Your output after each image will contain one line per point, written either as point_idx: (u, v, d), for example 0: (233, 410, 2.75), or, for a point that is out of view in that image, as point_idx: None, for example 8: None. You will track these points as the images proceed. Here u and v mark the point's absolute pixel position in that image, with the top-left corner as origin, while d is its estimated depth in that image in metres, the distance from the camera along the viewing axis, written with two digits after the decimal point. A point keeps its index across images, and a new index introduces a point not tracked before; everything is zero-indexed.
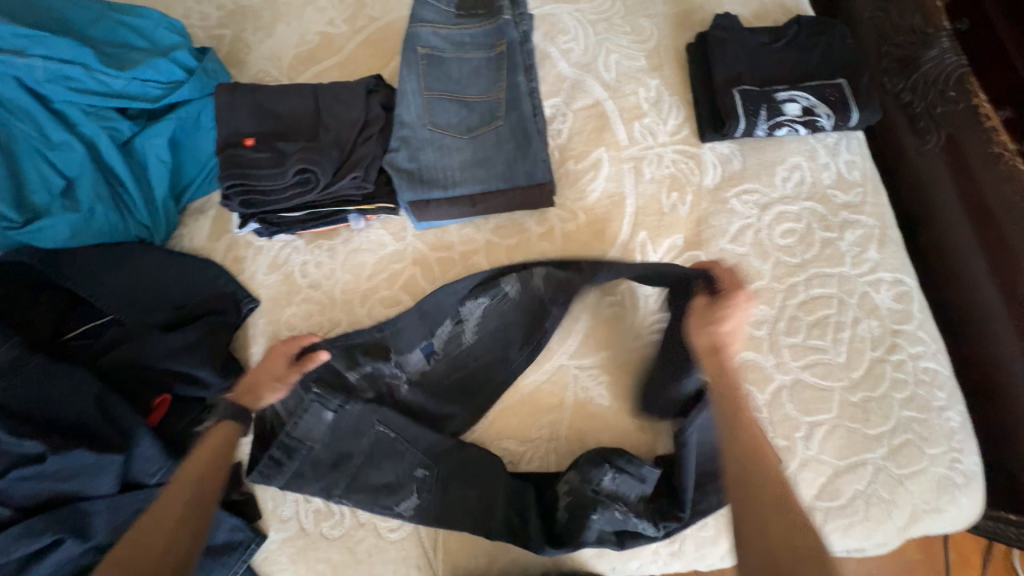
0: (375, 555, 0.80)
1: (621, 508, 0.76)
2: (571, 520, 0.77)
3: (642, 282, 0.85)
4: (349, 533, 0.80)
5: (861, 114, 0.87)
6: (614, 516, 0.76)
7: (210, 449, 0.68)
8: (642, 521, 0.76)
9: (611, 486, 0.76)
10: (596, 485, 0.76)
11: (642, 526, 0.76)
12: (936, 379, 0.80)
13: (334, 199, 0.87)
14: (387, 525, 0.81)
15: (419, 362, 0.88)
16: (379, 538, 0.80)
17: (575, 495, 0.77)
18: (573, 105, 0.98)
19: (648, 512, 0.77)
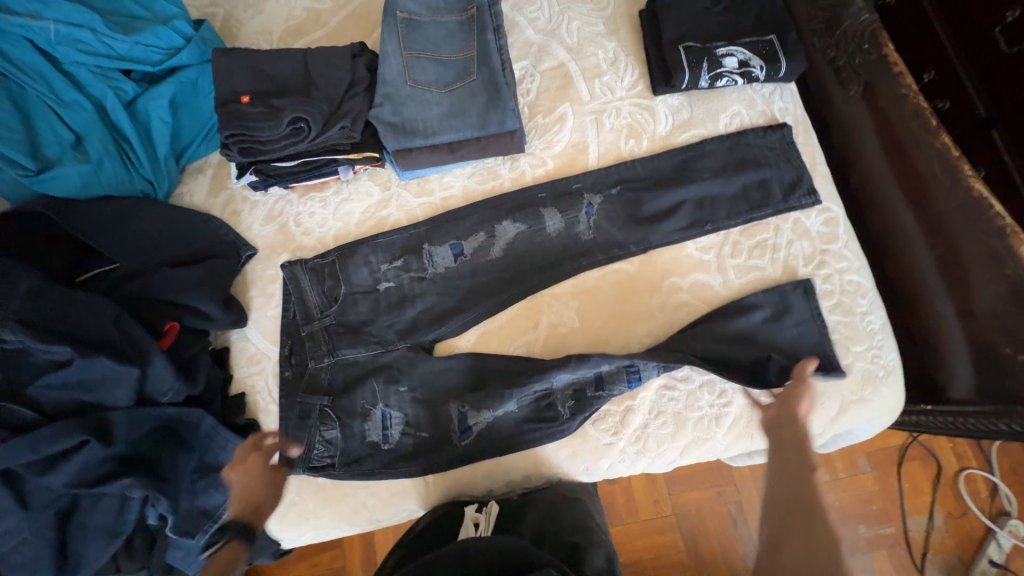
0: (375, 463, 0.90)
1: (621, 382, 0.88)
2: (575, 408, 0.89)
3: (659, 195, 0.98)
4: (347, 446, 0.90)
5: (789, 65, 0.99)
6: (609, 396, 0.88)
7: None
8: (640, 381, 0.88)
9: (606, 368, 0.87)
10: (596, 377, 0.89)
11: (647, 374, 0.87)
12: (859, 289, 0.93)
13: (324, 148, 0.95)
14: (382, 436, 0.90)
15: (448, 258, 0.97)
16: (376, 446, 0.90)
17: (577, 393, 0.89)
18: (540, 67, 1.09)
19: (653, 364, 0.87)
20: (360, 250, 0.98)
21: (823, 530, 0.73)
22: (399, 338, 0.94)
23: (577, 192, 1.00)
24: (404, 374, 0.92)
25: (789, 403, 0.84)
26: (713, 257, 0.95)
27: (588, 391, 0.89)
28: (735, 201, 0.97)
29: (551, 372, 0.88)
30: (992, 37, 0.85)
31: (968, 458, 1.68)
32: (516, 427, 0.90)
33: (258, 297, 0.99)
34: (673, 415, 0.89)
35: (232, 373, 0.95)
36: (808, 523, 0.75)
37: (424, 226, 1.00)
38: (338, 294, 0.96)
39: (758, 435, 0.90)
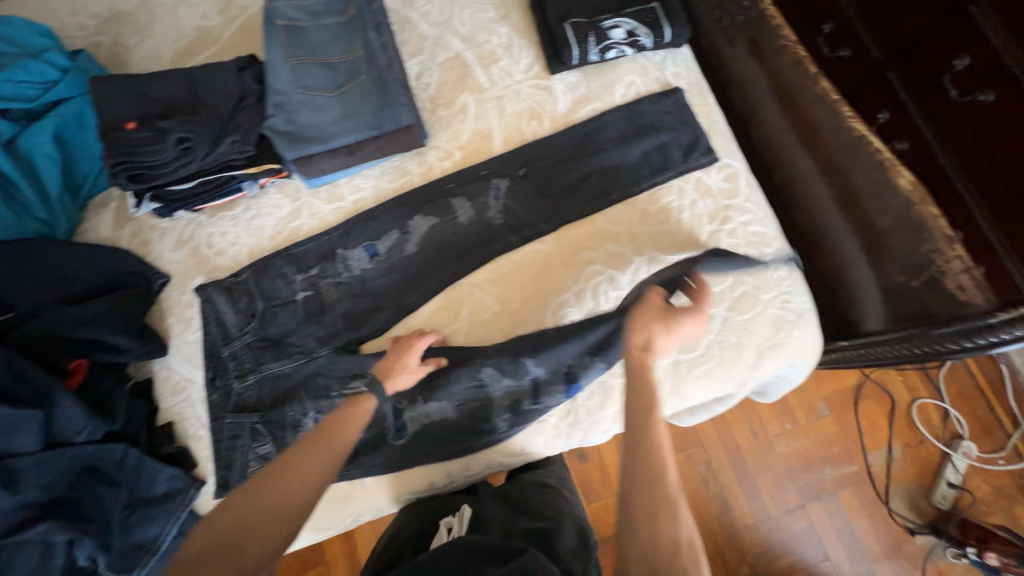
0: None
1: (556, 393, 0.89)
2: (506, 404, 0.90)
3: (565, 170, 0.99)
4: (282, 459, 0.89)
5: (673, 30, 1.01)
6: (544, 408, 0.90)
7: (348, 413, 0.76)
8: (577, 388, 0.89)
9: (543, 372, 0.89)
10: (525, 372, 0.89)
11: (585, 376, 0.89)
12: (764, 239, 0.96)
13: (219, 165, 0.94)
14: None
15: (363, 260, 0.98)
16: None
17: (508, 390, 0.90)
18: (437, 60, 1.09)
19: (589, 360, 0.88)
20: (274, 262, 0.98)
21: (666, 513, 0.62)
22: (321, 346, 0.92)
23: (485, 178, 1.00)
24: (336, 380, 0.90)
25: (636, 371, 0.73)
26: (623, 226, 0.96)
27: (517, 385, 0.90)
28: (637, 168, 0.98)
29: (477, 365, 0.90)
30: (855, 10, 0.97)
31: (919, 388, 1.74)
32: (452, 416, 0.91)
33: (175, 324, 0.98)
34: (599, 385, 0.91)
35: (158, 404, 0.93)
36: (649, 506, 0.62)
37: (336, 231, 1.00)
38: (255, 310, 0.95)
39: (685, 393, 0.92)
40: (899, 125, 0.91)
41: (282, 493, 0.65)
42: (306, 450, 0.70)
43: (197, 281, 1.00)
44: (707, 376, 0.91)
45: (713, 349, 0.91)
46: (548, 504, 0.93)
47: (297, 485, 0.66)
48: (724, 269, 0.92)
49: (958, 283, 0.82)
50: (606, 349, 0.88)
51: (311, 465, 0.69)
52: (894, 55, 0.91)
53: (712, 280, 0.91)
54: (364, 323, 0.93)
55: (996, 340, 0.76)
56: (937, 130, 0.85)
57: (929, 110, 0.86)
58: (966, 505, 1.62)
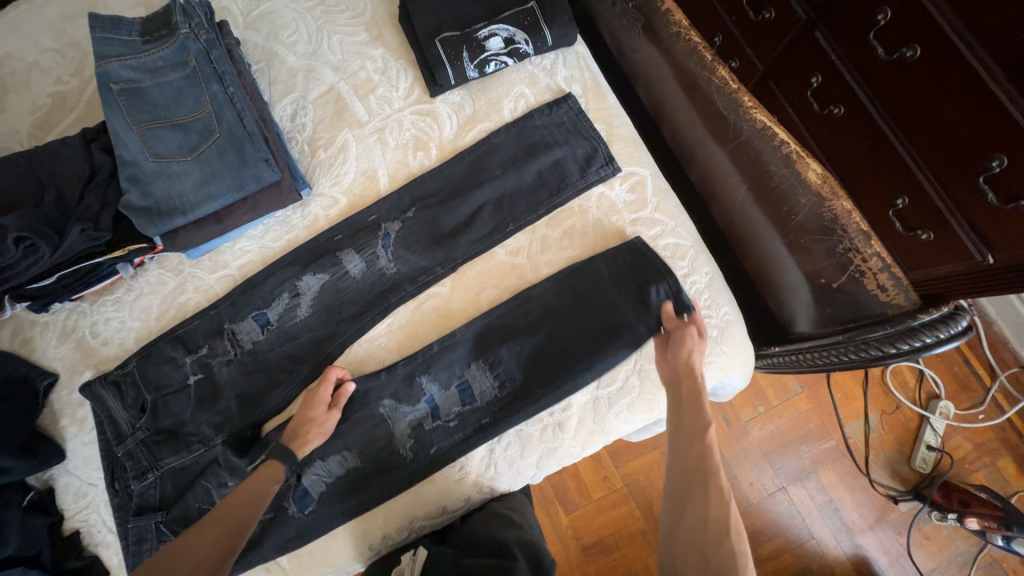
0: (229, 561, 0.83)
1: (445, 398, 0.85)
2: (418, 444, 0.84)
3: (455, 204, 0.92)
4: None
5: (554, 31, 0.91)
6: (446, 426, 0.84)
7: (251, 486, 0.74)
8: (475, 399, 0.85)
9: (438, 390, 0.85)
10: (424, 395, 0.86)
11: (478, 387, 0.85)
12: (677, 251, 0.88)
13: (78, 256, 0.86)
14: None
15: (254, 331, 0.92)
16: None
17: (417, 431, 0.84)
18: (310, 96, 1.00)
19: (478, 369, 0.86)
20: (159, 347, 0.92)
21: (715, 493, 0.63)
22: (217, 433, 0.88)
23: (373, 224, 0.93)
24: (230, 469, 0.84)
25: (677, 348, 0.76)
26: (524, 258, 0.89)
27: (426, 425, 0.84)
28: (533, 192, 0.91)
29: (387, 411, 0.85)
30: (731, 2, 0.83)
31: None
32: (365, 484, 0.84)
33: (68, 425, 0.92)
34: (516, 434, 0.85)
35: (62, 514, 0.88)
36: (701, 488, 0.64)
37: (224, 303, 0.93)
38: (145, 403, 0.90)
39: (610, 427, 0.86)
40: (839, 90, 0.72)
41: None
42: (203, 532, 0.70)
43: (86, 375, 0.94)
44: (630, 410, 0.85)
45: (632, 380, 0.85)
46: (493, 528, 0.83)
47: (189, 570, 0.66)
48: (631, 272, 0.85)
49: (879, 283, 0.77)
50: (494, 360, 0.86)
51: (206, 547, 0.68)
52: (821, 12, 0.71)
53: (616, 285, 0.86)
54: (263, 400, 0.89)
55: (918, 344, 0.71)
56: (881, 102, 0.68)
57: (873, 82, 0.68)
58: (948, 467, 1.55)
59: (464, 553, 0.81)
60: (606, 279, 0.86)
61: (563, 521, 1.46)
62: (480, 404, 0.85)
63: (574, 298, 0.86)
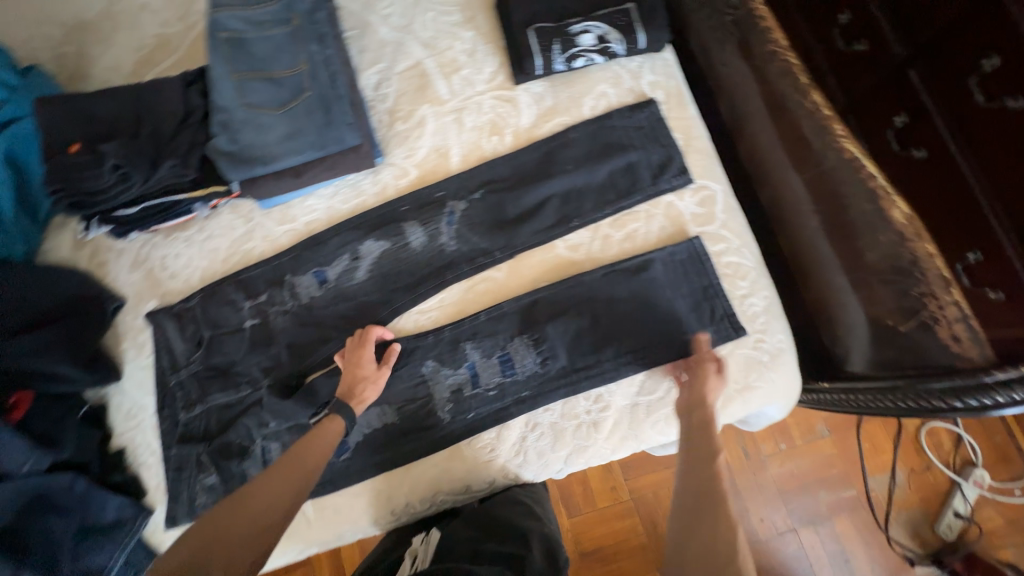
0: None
1: (489, 377, 0.87)
2: (455, 406, 0.86)
3: (523, 191, 0.93)
4: (228, 488, 0.88)
5: (648, 35, 0.91)
6: (486, 394, 0.86)
7: (315, 442, 0.74)
8: (515, 372, 0.86)
9: (479, 357, 0.88)
10: (468, 364, 0.88)
11: (520, 361, 0.87)
12: (739, 271, 0.87)
13: (162, 189, 0.91)
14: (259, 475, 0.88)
15: (312, 286, 0.95)
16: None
17: (455, 399, 0.87)
18: (396, 68, 1.02)
19: (522, 343, 0.87)
20: (223, 287, 0.96)
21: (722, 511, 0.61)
22: (264, 376, 0.92)
23: (440, 200, 0.95)
24: (274, 411, 0.88)
25: (697, 387, 0.77)
26: (584, 255, 0.89)
27: (465, 390, 0.87)
28: (602, 191, 0.91)
29: (432, 371, 0.88)
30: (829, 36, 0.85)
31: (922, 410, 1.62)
32: (400, 447, 0.87)
33: (129, 349, 0.97)
34: (550, 425, 0.85)
35: (111, 430, 0.94)
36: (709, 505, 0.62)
37: (287, 256, 0.97)
38: (202, 338, 0.95)
39: (644, 436, 0.85)
40: (926, 133, 0.74)
41: (244, 527, 0.64)
42: (266, 482, 0.69)
43: (151, 304, 0.99)
44: (667, 421, 0.85)
45: (674, 392, 0.84)
46: (512, 515, 0.83)
47: (256, 524, 0.64)
48: (684, 275, 0.86)
49: (952, 334, 0.73)
50: (539, 337, 0.87)
51: (272, 497, 0.67)
52: (922, 50, 0.74)
53: (674, 286, 0.86)
54: (312, 353, 0.92)
55: (990, 402, 0.68)
56: (971, 152, 0.69)
57: (965, 131, 0.69)
58: (974, 539, 1.48)
59: (478, 532, 0.82)
60: (659, 279, 0.87)
61: (565, 522, 1.46)
62: (521, 378, 0.86)
63: (626, 301, 0.87)
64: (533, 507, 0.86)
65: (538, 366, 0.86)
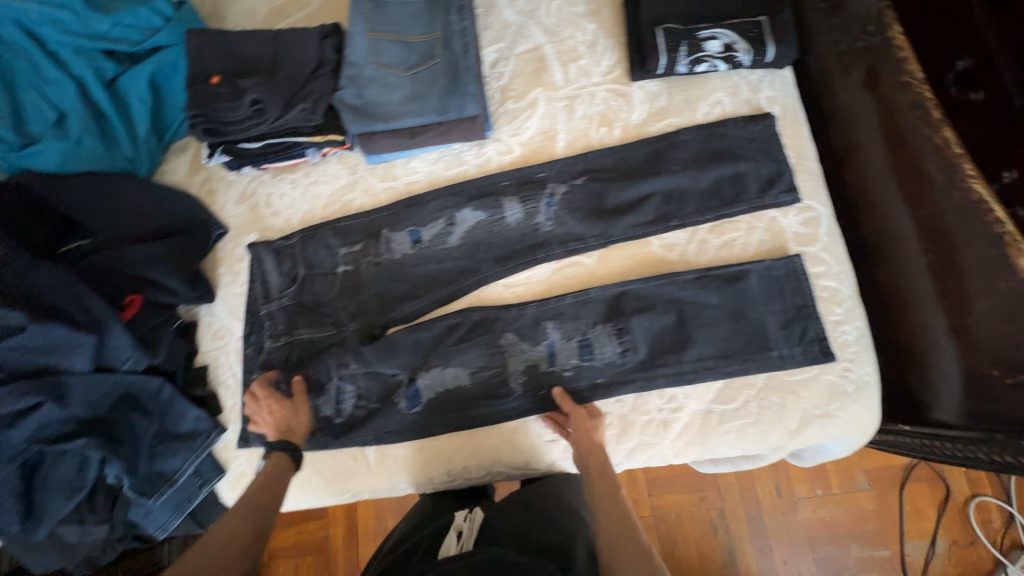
0: (328, 436, 0.91)
1: (569, 360, 0.88)
2: (530, 380, 0.88)
3: (624, 185, 0.94)
4: (300, 420, 0.92)
5: (777, 49, 0.91)
6: (561, 375, 0.87)
7: (262, 477, 0.81)
8: (594, 358, 0.87)
9: (559, 337, 0.89)
10: (546, 343, 0.89)
11: (600, 349, 0.87)
12: (835, 297, 0.85)
13: (285, 130, 0.95)
14: (332, 413, 0.92)
15: (406, 244, 0.98)
16: (328, 420, 0.92)
17: (530, 375, 0.88)
18: (515, 50, 1.06)
19: (603, 331, 0.88)
20: (322, 231, 1.01)
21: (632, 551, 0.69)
22: (350, 321, 0.96)
23: (541, 181, 0.97)
24: (356, 356, 0.92)
25: (580, 435, 0.82)
26: (678, 255, 0.90)
27: (541, 367, 0.88)
28: (705, 196, 0.91)
29: (512, 346, 0.90)
30: (945, 82, 0.88)
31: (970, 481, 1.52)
32: (467, 411, 0.88)
33: (224, 275, 1.02)
34: (619, 417, 0.86)
35: (198, 347, 0.98)
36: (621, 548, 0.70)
37: (386, 212, 1.00)
38: (297, 275, 0.99)
39: (710, 444, 0.85)
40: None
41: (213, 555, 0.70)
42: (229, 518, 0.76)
43: (251, 237, 1.04)
44: (739, 433, 0.84)
45: (751, 406, 0.83)
46: (558, 507, 0.87)
47: (220, 551, 0.71)
48: (780, 293, 0.85)
49: None
50: (623, 328, 0.88)
51: (233, 527, 0.74)
52: None
53: (767, 301, 0.85)
54: (398, 306, 0.95)
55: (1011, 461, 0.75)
56: None
57: None
58: None
59: (524, 519, 0.86)
60: (753, 291, 0.86)
61: None
62: (599, 364, 0.87)
63: (715, 309, 0.86)
64: (576, 502, 0.89)
65: (618, 359, 0.87)
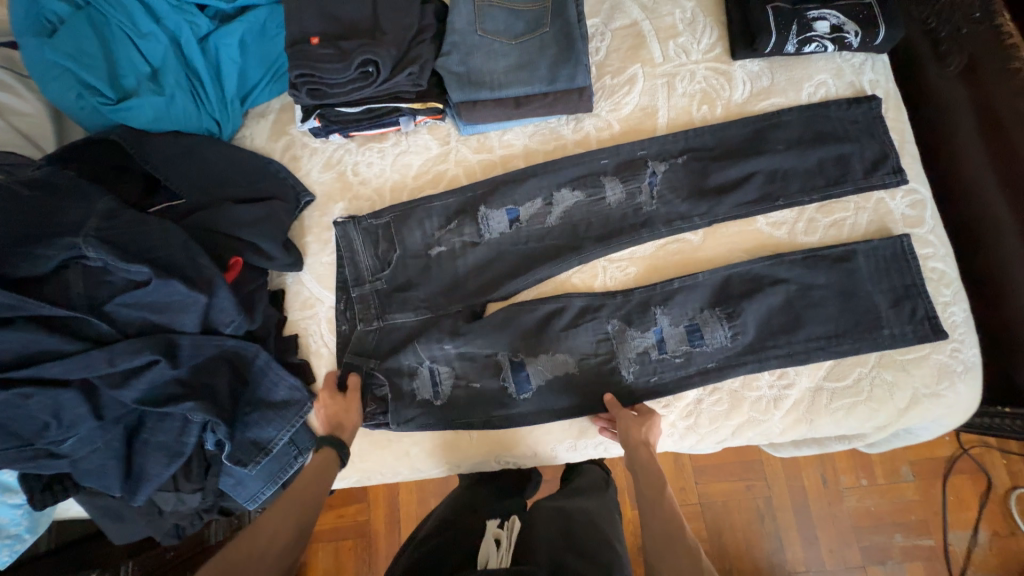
0: (428, 419, 0.90)
1: (684, 344, 0.88)
2: (642, 368, 0.88)
3: (728, 163, 0.93)
4: (396, 407, 0.90)
5: (888, 31, 0.91)
6: (672, 361, 0.88)
7: (308, 473, 0.78)
8: (705, 343, 0.87)
9: (668, 325, 0.89)
10: (654, 330, 0.89)
11: (710, 334, 0.87)
12: (944, 278, 0.86)
13: (388, 95, 0.94)
14: (429, 394, 0.91)
15: (502, 224, 0.97)
16: (427, 403, 0.91)
17: (642, 363, 0.88)
18: (611, 25, 1.04)
19: (712, 317, 0.88)
20: (416, 210, 0.98)
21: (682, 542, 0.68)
22: (449, 297, 0.95)
23: (641, 159, 0.96)
24: (454, 334, 0.91)
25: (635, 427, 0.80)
26: (785, 233, 0.90)
27: (651, 354, 0.89)
28: (812, 176, 0.91)
29: (621, 332, 0.90)
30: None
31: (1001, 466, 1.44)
32: (579, 387, 0.90)
33: (312, 244, 0.99)
34: (729, 393, 0.86)
35: (287, 315, 0.95)
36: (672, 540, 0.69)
37: (480, 184, 0.98)
38: (391, 258, 0.97)
39: (818, 422, 0.85)
40: None
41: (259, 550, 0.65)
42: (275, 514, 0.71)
43: (339, 207, 1.01)
44: (848, 411, 0.84)
45: (863, 384, 0.84)
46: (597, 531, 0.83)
47: (266, 546, 0.66)
48: (888, 272, 0.85)
49: None
50: (733, 312, 0.87)
51: (280, 524, 0.69)
52: None
53: (876, 281, 0.85)
54: (497, 283, 0.94)
55: None
56: None
57: None
58: None
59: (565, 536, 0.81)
60: (862, 271, 0.86)
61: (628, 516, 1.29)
62: (709, 350, 0.87)
63: (825, 288, 0.86)
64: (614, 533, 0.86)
65: (729, 340, 0.87)
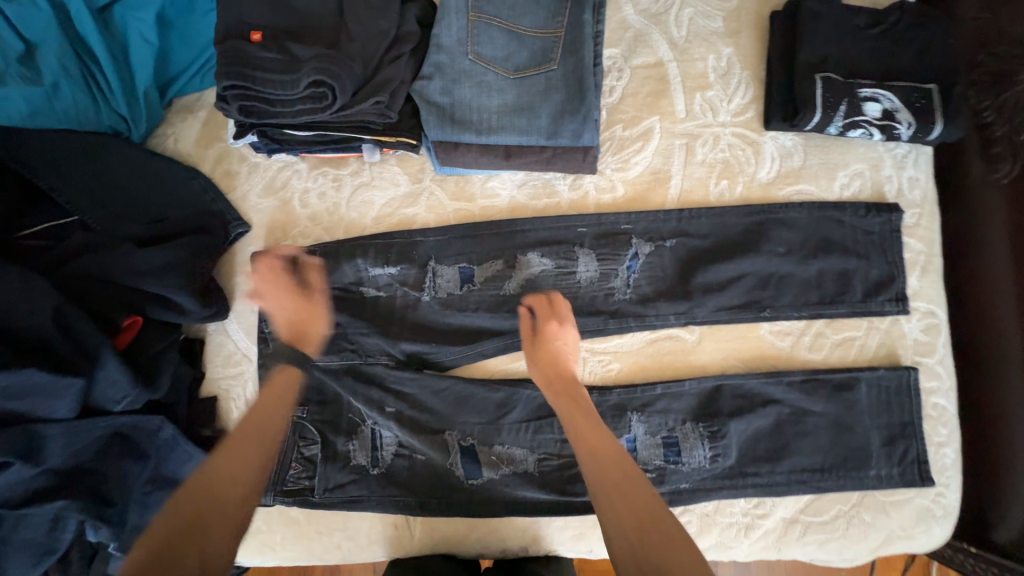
0: (360, 490, 0.78)
1: (658, 458, 0.78)
2: None
3: (740, 253, 0.81)
4: (327, 471, 0.78)
5: (943, 129, 0.78)
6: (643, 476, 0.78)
7: (264, 394, 0.70)
8: (681, 462, 0.78)
9: (643, 433, 0.79)
10: (629, 437, 0.79)
11: (689, 452, 0.78)
12: (943, 416, 0.80)
13: (350, 122, 0.75)
14: (367, 457, 0.78)
15: (453, 281, 0.81)
16: (362, 470, 0.78)
17: None
18: (632, 61, 0.86)
19: (694, 432, 0.79)
20: (357, 252, 0.80)
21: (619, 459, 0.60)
22: (384, 354, 0.79)
23: (625, 234, 0.82)
24: (399, 397, 0.79)
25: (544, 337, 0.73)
26: (789, 345, 0.80)
27: None
28: (829, 282, 0.80)
29: None
30: None
31: None
32: (537, 496, 0.78)
33: (244, 286, 0.82)
34: (700, 515, 0.79)
35: (204, 372, 0.78)
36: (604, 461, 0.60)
37: (451, 237, 0.81)
38: (313, 293, 0.78)
39: (787, 554, 0.79)
40: None
41: (217, 497, 0.59)
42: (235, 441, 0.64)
43: (279, 244, 0.82)
44: (820, 546, 0.78)
45: (840, 521, 0.78)
46: None
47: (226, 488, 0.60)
48: (888, 406, 0.78)
49: None
50: (718, 431, 0.78)
51: (239, 460, 0.62)
52: None
53: (874, 414, 0.78)
54: (455, 362, 0.80)
55: None
56: None
57: None
58: None
59: None
60: (861, 403, 0.78)
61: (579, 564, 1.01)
62: (686, 469, 0.78)
63: (819, 414, 0.79)
64: None
65: (713, 460, 0.78)
